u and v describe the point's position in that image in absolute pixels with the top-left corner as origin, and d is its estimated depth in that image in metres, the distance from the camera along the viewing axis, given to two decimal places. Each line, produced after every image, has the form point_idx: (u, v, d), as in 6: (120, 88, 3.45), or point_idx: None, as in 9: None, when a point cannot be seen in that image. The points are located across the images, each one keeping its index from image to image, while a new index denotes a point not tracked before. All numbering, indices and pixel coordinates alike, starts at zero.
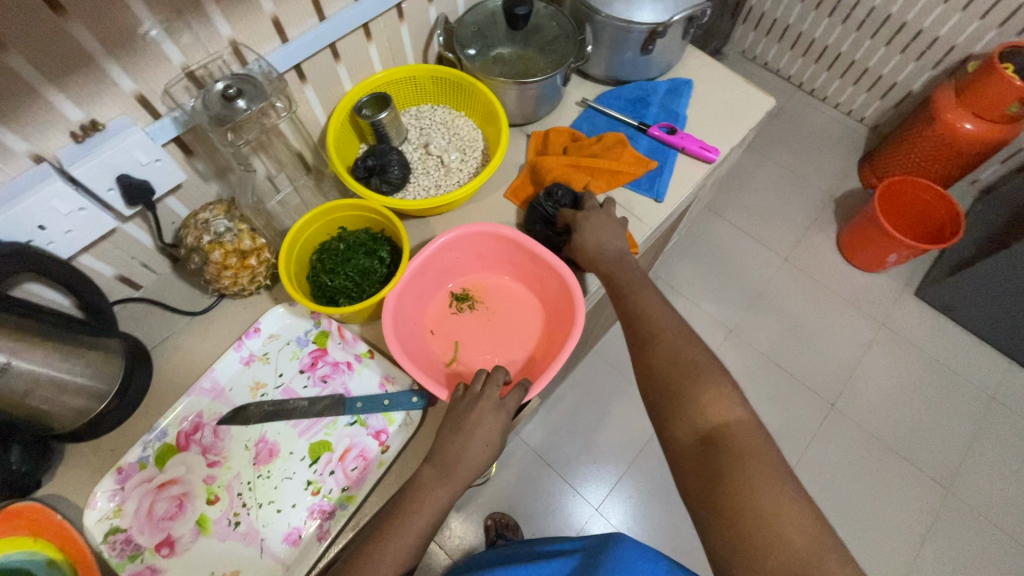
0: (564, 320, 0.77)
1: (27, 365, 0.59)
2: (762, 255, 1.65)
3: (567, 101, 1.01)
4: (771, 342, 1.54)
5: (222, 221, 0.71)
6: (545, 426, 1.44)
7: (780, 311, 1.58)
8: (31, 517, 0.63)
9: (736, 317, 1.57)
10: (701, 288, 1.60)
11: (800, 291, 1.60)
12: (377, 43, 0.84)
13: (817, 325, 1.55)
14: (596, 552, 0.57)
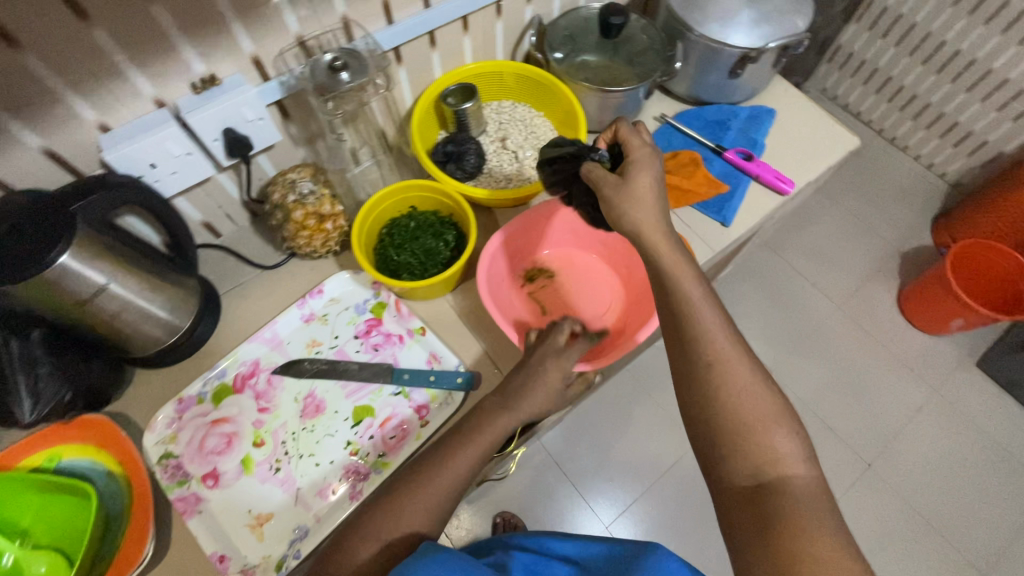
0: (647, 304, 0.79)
1: (120, 289, 0.64)
2: (815, 299, 1.60)
3: (645, 115, 1.01)
4: (811, 390, 1.49)
5: (307, 183, 0.75)
6: (568, 436, 1.44)
7: (826, 360, 1.52)
8: (101, 429, 0.70)
9: (778, 359, 1.52)
10: (745, 324, 1.57)
11: (850, 343, 1.54)
12: (472, 36, 0.87)
13: (864, 381, 1.49)
14: (628, 560, 0.54)
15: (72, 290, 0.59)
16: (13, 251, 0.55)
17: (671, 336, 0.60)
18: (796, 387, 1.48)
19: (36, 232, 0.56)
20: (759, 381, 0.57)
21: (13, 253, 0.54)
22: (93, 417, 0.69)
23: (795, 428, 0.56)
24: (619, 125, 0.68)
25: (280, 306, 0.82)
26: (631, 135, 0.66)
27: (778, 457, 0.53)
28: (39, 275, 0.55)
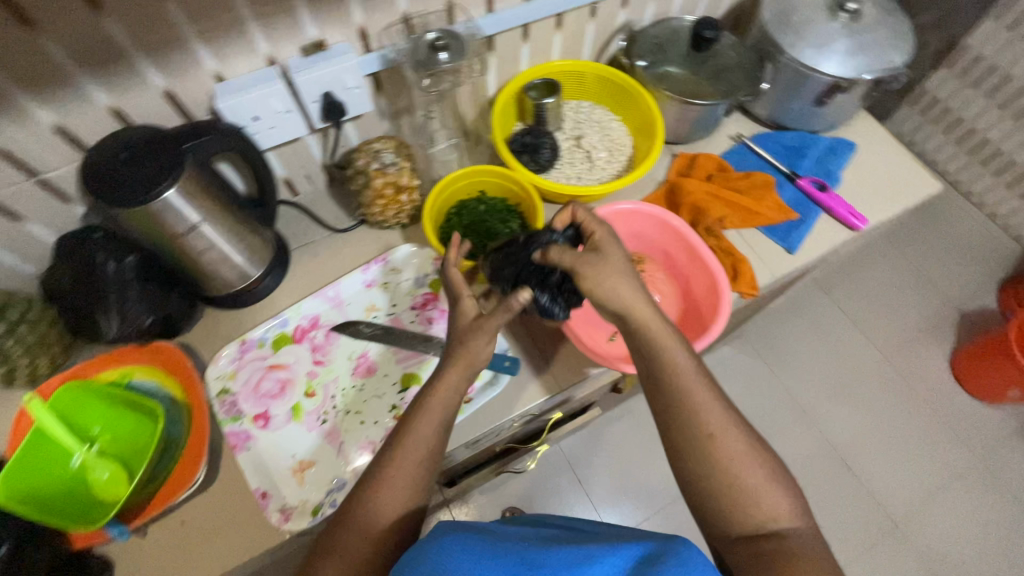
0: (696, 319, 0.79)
1: (208, 229, 0.68)
2: (860, 347, 1.55)
3: (721, 132, 1.00)
4: (845, 438, 1.44)
5: (390, 153, 0.78)
6: (587, 444, 1.43)
7: (863, 410, 1.47)
8: (167, 356, 0.75)
9: (813, 401, 1.48)
10: (784, 361, 1.53)
11: (893, 396, 1.48)
12: (563, 33, 0.89)
13: (902, 437, 1.43)
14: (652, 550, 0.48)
15: (170, 222, 0.64)
16: (128, 179, 0.59)
17: (660, 408, 0.60)
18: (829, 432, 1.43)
19: (150, 163, 0.60)
20: (745, 434, 0.58)
21: (129, 179, 0.59)
22: (164, 344, 0.75)
23: (786, 485, 0.57)
24: (574, 209, 0.66)
25: (343, 269, 0.86)
26: (591, 218, 0.65)
27: (774, 512, 0.54)
28: (148, 203, 0.59)
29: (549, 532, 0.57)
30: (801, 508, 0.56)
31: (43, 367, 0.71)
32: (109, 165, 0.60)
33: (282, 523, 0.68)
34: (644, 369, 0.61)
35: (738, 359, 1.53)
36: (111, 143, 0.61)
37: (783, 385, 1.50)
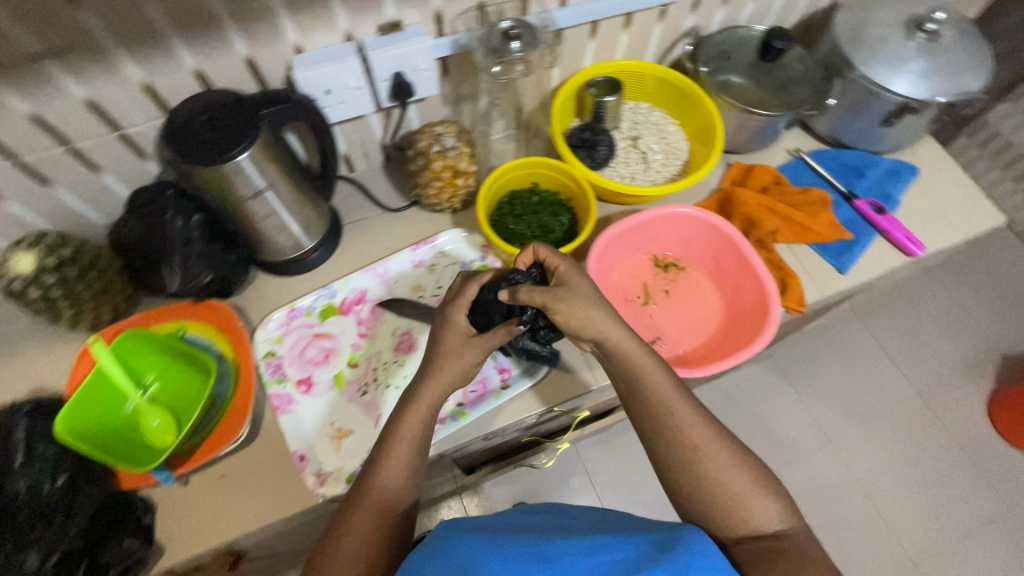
0: (742, 331, 0.78)
1: (272, 196, 0.70)
2: (893, 380, 1.50)
3: (778, 146, 0.99)
4: (869, 471, 1.40)
5: (451, 138, 0.78)
6: (604, 449, 1.43)
7: (891, 445, 1.43)
8: (219, 314, 0.78)
9: (840, 430, 1.44)
10: (813, 386, 1.50)
11: (924, 434, 1.44)
12: (630, 33, 0.89)
13: (929, 477, 1.39)
14: (662, 538, 0.49)
15: (239, 185, 0.66)
16: (207, 139, 0.61)
17: (645, 429, 0.62)
18: (853, 464, 1.40)
19: (229, 126, 0.62)
20: (729, 443, 0.60)
21: (208, 139, 0.61)
22: (214, 303, 0.78)
23: (773, 488, 0.59)
24: (537, 248, 0.68)
25: (392, 247, 0.87)
26: (552, 254, 0.67)
27: (766, 516, 0.56)
28: (221, 164, 0.61)
29: (557, 524, 0.59)
30: (789, 509, 0.58)
31: (104, 313, 0.75)
32: (190, 124, 0.62)
33: (317, 486, 0.69)
34: (627, 393, 0.64)
35: (764, 380, 1.50)
36: (192, 103, 0.64)
37: (808, 410, 1.47)
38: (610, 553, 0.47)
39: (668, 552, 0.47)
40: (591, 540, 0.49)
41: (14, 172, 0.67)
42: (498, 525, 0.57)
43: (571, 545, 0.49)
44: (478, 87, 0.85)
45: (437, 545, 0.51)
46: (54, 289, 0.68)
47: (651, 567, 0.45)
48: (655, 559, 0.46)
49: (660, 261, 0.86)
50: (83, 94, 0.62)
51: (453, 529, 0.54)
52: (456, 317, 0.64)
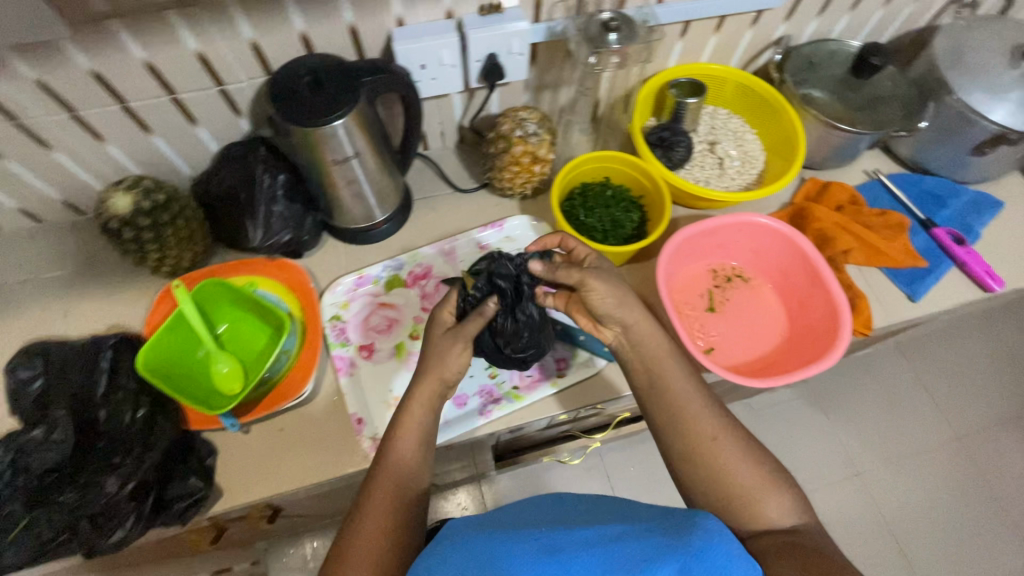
0: (809, 347, 0.76)
1: (357, 164, 0.71)
2: (932, 422, 1.45)
3: (856, 165, 0.96)
4: (898, 510, 1.36)
5: (534, 123, 0.78)
6: (627, 456, 1.42)
7: (925, 487, 1.38)
8: (291, 273, 0.80)
9: (872, 464, 1.40)
10: (848, 417, 1.46)
11: (960, 479, 1.39)
12: (719, 37, 0.87)
13: (961, 524, 1.35)
14: (673, 521, 0.47)
15: (329, 149, 0.67)
16: (310, 101, 0.63)
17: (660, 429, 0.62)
18: (882, 501, 1.36)
19: (331, 91, 0.64)
20: (745, 441, 0.60)
21: (311, 102, 0.63)
22: (285, 260, 0.80)
23: (786, 486, 0.58)
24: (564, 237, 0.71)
25: (458, 227, 0.88)
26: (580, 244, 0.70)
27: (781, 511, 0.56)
28: (320, 127, 0.63)
29: (561, 511, 0.57)
30: (800, 502, 0.58)
31: (183, 260, 0.77)
32: (294, 86, 0.64)
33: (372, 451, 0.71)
34: (646, 387, 0.64)
35: (798, 407, 1.47)
36: (296, 66, 0.65)
37: (841, 442, 1.43)
38: (622, 540, 0.45)
39: (682, 538, 0.44)
40: (600, 530, 0.47)
41: (120, 116, 0.70)
42: (502, 518, 0.55)
43: (578, 535, 0.47)
44: (562, 76, 0.85)
45: (441, 550, 0.49)
46: (147, 232, 0.70)
47: (665, 556, 0.43)
48: (669, 546, 0.44)
49: (720, 270, 0.85)
50: (196, 47, 0.64)
51: (458, 529, 0.52)
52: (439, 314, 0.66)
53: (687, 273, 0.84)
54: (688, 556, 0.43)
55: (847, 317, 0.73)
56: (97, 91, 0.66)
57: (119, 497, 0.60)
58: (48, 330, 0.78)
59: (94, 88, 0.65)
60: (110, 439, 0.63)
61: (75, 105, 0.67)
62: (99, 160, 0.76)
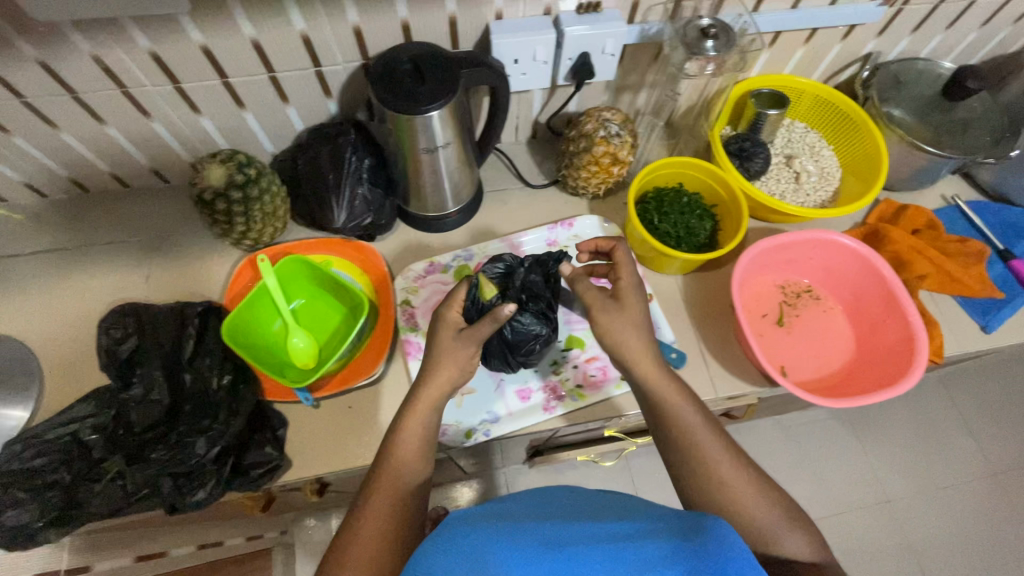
0: (881, 369, 0.76)
1: (442, 154, 0.72)
2: (969, 455, 1.40)
3: (934, 189, 0.94)
4: (928, 543, 1.32)
5: (616, 124, 0.78)
6: (655, 463, 1.40)
7: (957, 522, 1.34)
8: (364, 254, 0.82)
9: (903, 494, 1.36)
10: (881, 444, 1.41)
11: (995, 517, 1.35)
12: (807, 49, 0.86)
13: (993, 564, 1.30)
14: (680, 522, 0.44)
15: (421, 138, 0.68)
16: (410, 90, 0.64)
17: (672, 462, 0.60)
18: (912, 532, 1.32)
19: (432, 81, 0.65)
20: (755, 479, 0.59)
21: (411, 91, 0.64)
22: (360, 242, 0.82)
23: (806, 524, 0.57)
24: (616, 247, 0.68)
25: (526, 222, 0.89)
26: (625, 261, 0.66)
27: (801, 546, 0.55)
28: (417, 116, 0.64)
29: (560, 500, 0.54)
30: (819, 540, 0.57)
31: (264, 235, 0.78)
32: (394, 72, 0.65)
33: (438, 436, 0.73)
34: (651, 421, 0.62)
35: (830, 426, 1.42)
36: (397, 53, 0.67)
37: (874, 468, 1.39)
38: (627, 541, 0.42)
39: (693, 541, 0.41)
40: (602, 527, 0.44)
41: (218, 91, 0.72)
42: (499, 507, 0.52)
43: (578, 532, 0.44)
44: (644, 79, 0.84)
45: (431, 541, 0.45)
46: (237, 205, 0.71)
47: (671, 560, 0.40)
48: (678, 550, 0.40)
49: (792, 285, 0.84)
50: (301, 28, 0.66)
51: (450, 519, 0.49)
52: (446, 313, 0.66)
53: (753, 286, 0.84)
54: (699, 561, 0.39)
55: (924, 342, 0.72)
56: (203, 65, 0.68)
57: (206, 458, 0.63)
58: (131, 293, 0.81)
59: (201, 62, 0.67)
60: (197, 402, 0.66)
61: (181, 77, 0.69)
62: (190, 132, 0.79)
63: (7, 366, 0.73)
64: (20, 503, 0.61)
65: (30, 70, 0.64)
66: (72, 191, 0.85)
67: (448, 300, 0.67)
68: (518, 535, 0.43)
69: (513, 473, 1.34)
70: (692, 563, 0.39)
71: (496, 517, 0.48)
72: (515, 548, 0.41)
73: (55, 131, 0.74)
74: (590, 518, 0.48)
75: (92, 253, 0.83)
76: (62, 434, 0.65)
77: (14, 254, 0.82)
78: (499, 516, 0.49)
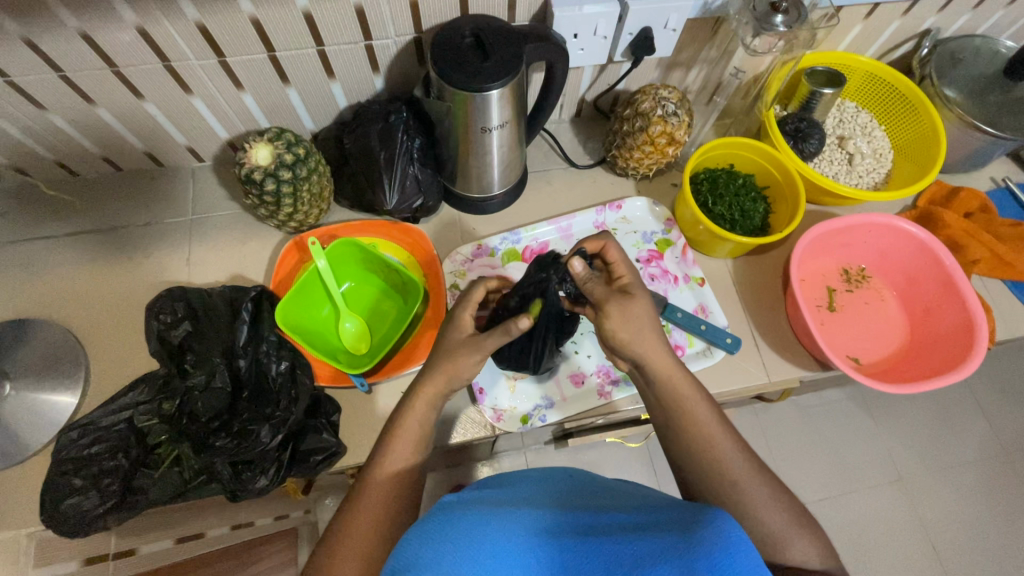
0: (937, 353, 0.75)
1: (496, 135, 0.69)
2: (983, 437, 1.38)
3: (984, 171, 0.93)
4: (950, 521, 1.30)
5: (674, 103, 0.75)
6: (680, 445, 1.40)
7: (980, 502, 1.32)
8: (412, 237, 0.80)
9: (924, 473, 1.34)
10: (903, 424, 1.38)
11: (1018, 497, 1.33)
12: (866, 25, 0.83)
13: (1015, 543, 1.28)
14: (679, 516, 0.41)
15: (476, 117, 0.65)
16: (470, 65, 0.61)
17: (685, 462, 0.58)
18: (933, 511, 1.30)
19: (495, 57, 0.62)
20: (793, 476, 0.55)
21: (472, 65, 0.61)
22: (408, 225, 0.80)
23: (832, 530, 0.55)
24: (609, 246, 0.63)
25: (573, 204, 0.87)
26: (622, 260, 0.64)
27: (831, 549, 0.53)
28: (478, 92, 0.61)
29: (559, 485, 0.53)
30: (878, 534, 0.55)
31: (310, 217, 0.76)
32: (455, 46, 0.62)
33: (493, 421, 0.73)
34: (662, 425, 0.59)
35: (847, 408, 1.39)
36: (455, 27, 0.64)
37: (895, 447, 1.36)
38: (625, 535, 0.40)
39: (689, 536, 0.38)
40: (596, 519, 0.43)
41: (264, 66, 0.69)
42: (494, 492, 0.52)
43: (570, 523, 0.43)
44: (697, 56, 0.82)
45: (419, 524, 0.45)
46: (286, 186, 0.68)
47: (662, 558, 0.37)
48: (674, 545, 0.38)
49: (844, 270, 0.83)
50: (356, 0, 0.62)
51: (443, 502, 0.48)
52: (460, 315, 0.62)
53: (805, 269, 0.83)
54: (695, 557, 0.37)
55: (983, 326, 0.71)
56: (250, 37, 0.64)
57: (270, 446, 0.62)
58: (173, 275, 0.79)
59: (248, 34, 0.64)
60: (254, 389, 0.66)
61: (227, 50, 0.66)
62: (231, 108, 0.76)
63: (51, 351, 0.71)
64: (81, 489, 0.60)
65: (70, 41, 0.61)
66: (105, 169, 0.82)
67: (461, 300, 0.63)
68: (506, 525, 0.42)
69: (534, 454, 1.32)
70: (687, 562, 0.36)
71: (489, 503, 0.48)
72: (501, 539, 0.41)
73: (92, 106, 0.70)
74: (588, 507, 0.47)
75: (128, 234, 0.80)
76: (115, 421, 0.64)
77: (49, 235, 0.79)
78: (493, 501, 0.48)
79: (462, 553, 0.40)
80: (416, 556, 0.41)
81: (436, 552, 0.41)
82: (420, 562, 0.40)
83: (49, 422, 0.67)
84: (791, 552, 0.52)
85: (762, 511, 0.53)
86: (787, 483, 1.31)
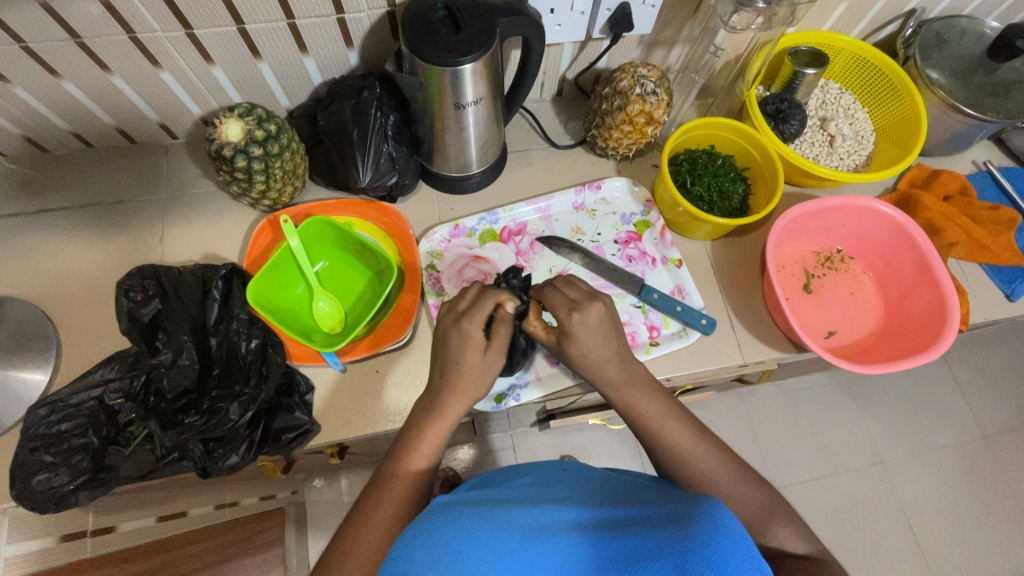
0: (911, 338, 0.76)
1: (470, 112, 0.67)
2: (962, 419, 1.40)
3: (965, 155, 0.93)
4: (923, 504, 1.32)
5: (653, 81, 0.74)
6: None
7: (955, 483, 1.34)
8: (388, 218, 0.79)
9: (902, 455, 1.36)
10: (884, 407, 1.40)
11: (994, 480, 1.34)
12: (850, 4, 0.82)
13: (986, 523, 1.31)
14: (669, 511, 0.42)
15: (450, 93, 0.64)
16: (443, 37, 0.60)
17: (651, 442, 0.58)
18: (907, 493, 1.32)
19: (468, 31, 0.61)
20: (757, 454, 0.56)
21: (444, 38, 0.60)
22: (385, 204, 0.79)
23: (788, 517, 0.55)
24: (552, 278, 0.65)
25: (554, 184, 0.86)
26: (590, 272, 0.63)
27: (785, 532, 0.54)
28: (450, 65, 0.59)
29: (553, 484, 0.53)
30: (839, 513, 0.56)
31: (284, 195, 0.75)
32: (428, 19, 0.61)
33: None
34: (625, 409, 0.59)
35: (830, 392, 1.40)
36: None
37: (875, 430, 1.38)
38: (620, 539, 0.40)
39: (683, 532, 0.38)
40: (591, 518, 0.43)
41: (234, 39, 0.68)
42: (486, 491, 0.52)
43: (563, 520, 0.43)
44: (679, 34, 0.81)
45: (413, 526, 0.45)
46: (257, 163, 0.67)
47: (657, 556, 0.37)
48: (668, 543, 0.38)
49: (823, 253, 0.84)
50: None
51: (438, 505, 0.47)
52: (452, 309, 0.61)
53: (784, 253, 0.83)
54: (688, 553, 0.37)
55: (955, 310, 0.72)
56: (219, 10, 0.63)
57: (240, 423, 0.63)
58: (147, 253, 0.78)
59: (217, 7, 0.62)
60: (224, 367, 0.66)
61: (195, 23, 0.64)
62: (203, 83, 0.74)
63: (21, 328, 0.70)
64: (51, 466, 0.60)
65: (32, 12, 0.59)
66: (75, 145, 0.81)
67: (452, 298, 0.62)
68: (503, 529, 0.42)
69: (520, 436, 1.33)
70: (679, 559, 0.36)
71: (484, 502, 0.48)
72: (497, 544, 0.40)
73: (58, 79, 0.69)
74: (582, 502, 0.47)
75: (101, 212, 0.79)
76: (85, 399, 0.64)
77: (20, 211, 0.78)
78: (488, 501, 0.48)
79: (458, 554, 0.40)
80: (411, 561, 0.40)
81: (430, 554, 0.40)
82: (416, 567, 0.40)
83: (20, 400, 0.66)
84: (751, 526, 0.53)
85: (726, 487, 0.54)
86: (767, 464, 1.33)
